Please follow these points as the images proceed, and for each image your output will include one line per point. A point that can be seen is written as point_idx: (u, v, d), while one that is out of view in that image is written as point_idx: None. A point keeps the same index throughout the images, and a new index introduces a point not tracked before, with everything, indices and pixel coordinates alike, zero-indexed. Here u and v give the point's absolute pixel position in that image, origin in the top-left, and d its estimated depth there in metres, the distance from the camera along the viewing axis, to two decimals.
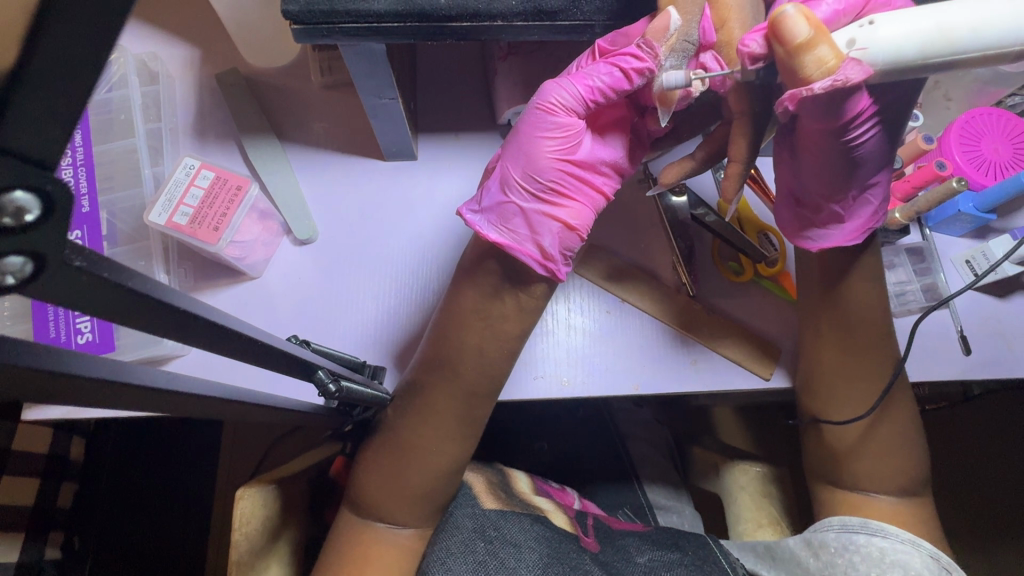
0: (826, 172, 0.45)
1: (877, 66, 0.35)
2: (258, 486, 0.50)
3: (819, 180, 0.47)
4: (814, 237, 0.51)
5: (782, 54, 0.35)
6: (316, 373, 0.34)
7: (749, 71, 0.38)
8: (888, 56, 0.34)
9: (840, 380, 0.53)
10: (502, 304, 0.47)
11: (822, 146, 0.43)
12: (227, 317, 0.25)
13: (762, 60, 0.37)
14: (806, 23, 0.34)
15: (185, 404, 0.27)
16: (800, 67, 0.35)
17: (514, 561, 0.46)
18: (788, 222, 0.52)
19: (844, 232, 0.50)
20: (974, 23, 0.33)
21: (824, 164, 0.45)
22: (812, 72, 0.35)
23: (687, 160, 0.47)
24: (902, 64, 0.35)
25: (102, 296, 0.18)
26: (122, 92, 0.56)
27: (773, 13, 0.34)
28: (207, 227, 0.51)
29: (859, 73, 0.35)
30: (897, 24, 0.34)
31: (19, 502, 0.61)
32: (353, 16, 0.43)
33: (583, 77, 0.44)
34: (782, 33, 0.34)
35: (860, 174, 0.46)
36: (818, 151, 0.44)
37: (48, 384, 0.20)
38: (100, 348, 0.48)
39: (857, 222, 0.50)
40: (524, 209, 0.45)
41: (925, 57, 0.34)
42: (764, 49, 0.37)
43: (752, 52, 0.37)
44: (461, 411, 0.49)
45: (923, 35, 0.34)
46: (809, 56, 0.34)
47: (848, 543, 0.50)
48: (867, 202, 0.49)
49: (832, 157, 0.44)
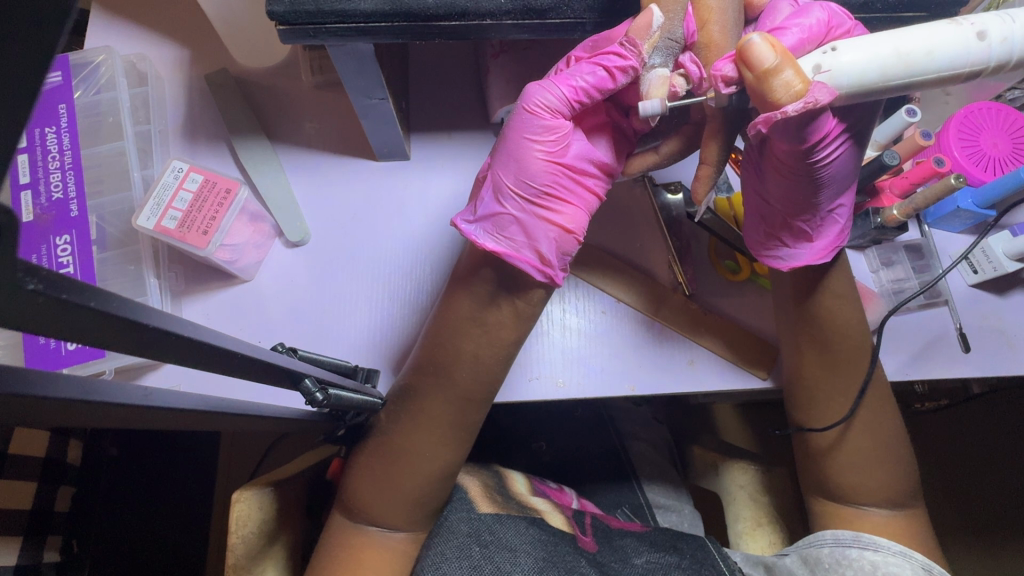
0: (794, 191, 0.45)
1: (843, 89, 0.35)
2: (254, 488, 0.49)
3: (786, 198, 0.46)
4: (784, 256, 0.51)
5: (751, 80, 0.34)
6: (303, 381, 0.33)
7: (723, 94, 0.38)
8: (852, 80, 0.34)
9: (833, 385, 0.53)
10: (499, 310, 0.46)
11: (790, 165, 0.43)
12: (200, 328, 0.24)
13: (736, 83, 0.37)
14: (772, 51, 0.33)
15: (161, 420, 0.27)
16: (768, 92, 0.34)
17: (509, 565, 0.46)
18: (756, 241, 0.52)
19: (814, 251, 0.50)
20: (929, 46, 0.33)
21: (793, 184, 0.45)
22: (781, 96, 0.34)
23: (652, 152, 0.48)
24: (866, 87, 0.35)
25: (60, 317, 0.17)
26: (110, 94, 0.56)
27: (739, 41, 0.34)
28: (195, 231, 0.50)
29: (827, 94, 0.34)
30: (860, 48, 0.34)
31: (18, 506, 0.60)
32: (339, 16, 0.42)
33: (566, 78, 0.43)
34: (748, 61, 0.34)
35: (828, 193, 0.46)
36: (787, 170, 0.44)
37: (17, 406, 0.20)
38: (92, 353, 0.47)
39: (825, 241, 0.50)
40: (520, 217, 0.44)
41: (888, 79, 0.34)
42: (736, 73, 0.37)
43: (724, 76, 0.37)
44: (456, 417, 0.48)
45: (885, 60, 0.34)
46: (776, 81, 0.34)
47: (843, 559, 0.50)
48: (834, 219, 0.49)
49: (800, 176, 0.44)
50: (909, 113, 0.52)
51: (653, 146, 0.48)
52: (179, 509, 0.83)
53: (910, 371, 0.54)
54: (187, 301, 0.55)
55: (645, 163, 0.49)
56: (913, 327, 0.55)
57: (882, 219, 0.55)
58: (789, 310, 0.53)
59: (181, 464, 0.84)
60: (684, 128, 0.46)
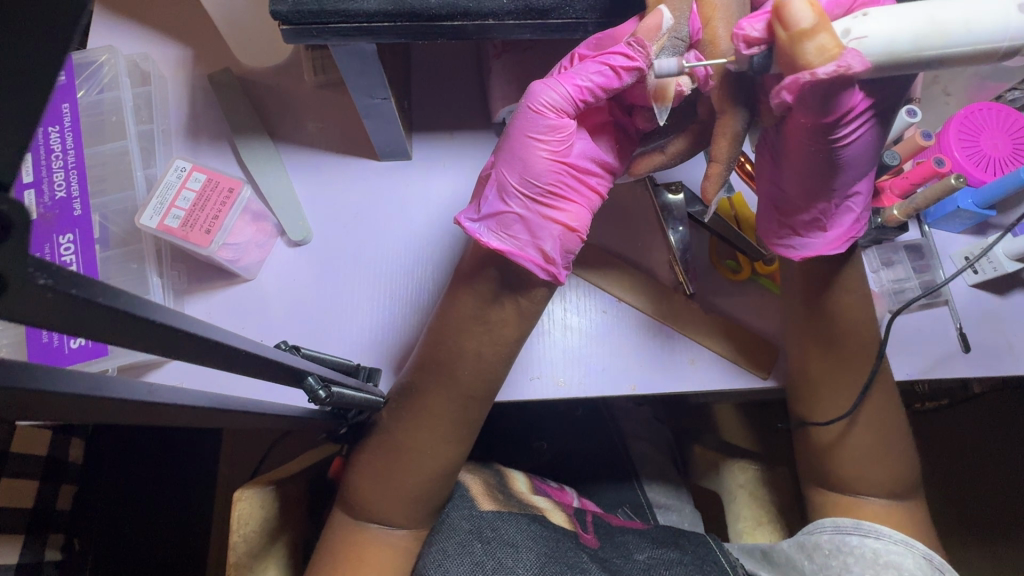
0: (811, 176, 0.45)
1: (873, 58, 0.34)
2: (255, 487, 0.49)
3: (800, 185, 0.47)
4: (795, 245, 0.51)
5: (785, 40, 0.35)
6: (306, 379, 0.34)
7: (744, 55, 0.38)
8: (885, 49, 0.33)
9: (833, 383, 0.53)
10: (501, 308, 0.47)
11: (809, 145, 0.43)
12: (205, 325, 0.24)
13: (761, 45, 0.37)
14: (810, 10, 0.34)
15: (166, 417, 0.27)
16: (801, 53, 0.35)
17: (511, 561, 0.46)
18: (768, 230, 0.52)
19: (826, 241, 0.50)
20: (965, 18, 0.32)
21: (810, 169, 0.45)
22: (814, 58, 0.34)
23: (657, 154, 0.47)
24: (897, 58, 0.34)
25: (68, 311, 0.17)
26: (113, 94, 0.56)
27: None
28: (199, 230, 0.51)
29: (859, 62, 0.34)
30: (894, 16, 0.33)
31: (20, 503, 0.60)
32: (342, 16, 0.42)
33: (571, 77, 0.43)
34: (783, 19, 0.34)
35: (842, 179, 0.46)
36: (805, 152, 0.44)
37: (24, 401, 0.20)
38: (94, 351, 0.48)
39: (839, 231, 0.50)
40: (524, 216, 0.44)
41: (921, 51, 0.33)
42: (763, 33, 0.37)
43: (747, 36, 0.37)
44: (458, 415, 0.48)
45: (919, 30, 0.33)
46: (808, 43, 0.34)
47: (843, 546, 0.50)
48: (849, 211, 0.49)
49: (819, 158, 0.44)
50: (909, 114, 0.52)
51: (660, 146, 0.48)
52: (180, 509, 0.82)
53: (910, 370, 0.55)
54: (189, 300, 0.55)
55: (652, 163, 0.48)
56: (913, 328, 0.55)
57: (882, 219, 0.55)
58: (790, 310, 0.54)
59: (182, 463, 0.84)
60: (690, 127, 0.46)
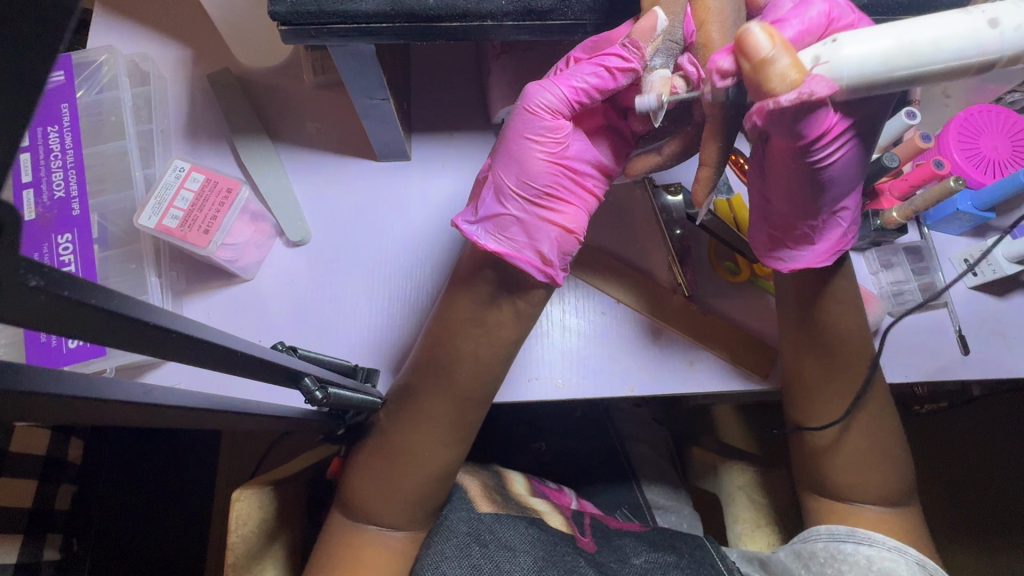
0: (795, 191, 0.45)
1: (843, 82, 0.33)
2: (253, 487, 0.49)
3: (787, 200, 0.47)
4: (785, 258, 0.51)
5: (748, 70, 0.34)
6: (303, 380, 0.34)
7: (720, 87, 0.37)
8: (853, 73, 0.33)
9: (833, 386, 0.53)
10: (499, 311, 0.47)
11: (790, 162, 0.43)
12: (199, 326, 0.24)
13: (732, 76, 0.37)
14: (769, 39, 0.33)
15: (159, 419, 0.27)
16: (764, 82, 0.34)
17: (509, 564, 0.46)
18: (759, 244, 0.52)
19: (815, 254, 0.50)
20: (937, 36, 0.32)
21: (793, 184, 0.45)
22: (776, 85, 0.33)
23: (653, 155, 0.47)
24: (869, 80, 0.33)
25: (62, 314, 0.17)
26: (113, 93, 0.56)
27: (738, 29, 0.34)
28: (197, 230, 0.51)
29: (824, 88, 0.33)
30: (859, 40, 0.32)
31: (18, 503, 0.60)
32: (341, 17, 0.42)
33: (567, 78, 0.43)
34: (745, 50, 0.34)
35: (827, 195, 0.46)
36: (787, 169, 0.44)
37: (19, 404, 0.20)
38: (92, 351, 0.48)
39: (827, 244, 0.50)
40: (522, 217, 0.44)
41: (891, 72, 0.33)
42: (732, 65, 0.36)
43: (721, 68, 0.36)
44: (455, 417, 0.48)
45: (887, 52, 0.32)
46: (772, 70, 0.33)
47: (837, 553, 0.50)
48: (837, 224, 0.49)
49: (800, 175, 0.44)
50: (909, 116, 0.52)
51: (656, 147, 0.48)
52: (181, 508, 0.83)
53: (909, 373, 0.54)
54: (188, 299, 0.55)
55: (648, 165, 0.48)
56: (912, 331, 0.55)
57: (881, 221, 0.55)
58: (788, 313, 0.54)
59: (181, 462, 0.84)
60: (684, 130, 0.45)
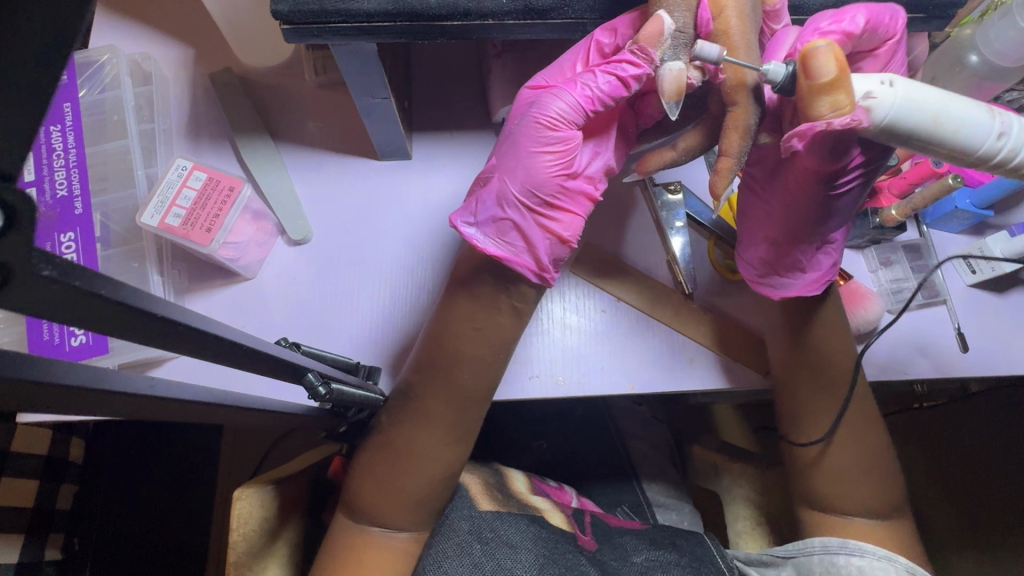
0: (800, 216, 0.47)
1: (878, 124, 0.36)
2: (255, 486, 0.49)
3: (787, 225, 0.48)
4: (776, 284, 0.52)
5: (805, 87, 0.35)
6: (306, 375, 0.34)
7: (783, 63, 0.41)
8: (889, 121, 0.35)
9: (823, 388, 0.53)
10: (502, 312, 0.47)
11: (805, 185, 0.45)
12: (203, 318, 0.24)
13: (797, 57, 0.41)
14: (833, 63, 0.34)
15: (166, 413, 0.27)
16: (813, 106, 0.36)
17: (510, 561, 0.47)
18: (748, 265, 0.53)
19: (806, 282, 0.51)
20: (960, 121, 0.35)
21: (801, 208, 0.47)
22: (826, 111, 0.35)
23: (669, 152, 0.46)
24: (896, 131, 0.36)
25: (74, 305, 0.18)
26: (115, 93, 0.56)
27: (806, 46, 0.34)
28: (200, 228, 0.51)
29: (864, 127, 0.35)
30: (912, 93, 0.35)
31: (20, 504, 0.60)
32: (343, 16, 0.42)
33: (580, 87, 0.44)
34: (809, 66, 0.35)
35: (830, 224, 0.48)
36: (798, 190, 0.46)
37: (29, 394, 0.20)
38: (95, 349, 0.48)
39: (817, 274, 0.51)
40: (522, 224, 0.45)
41: (914, 133, 0.36)
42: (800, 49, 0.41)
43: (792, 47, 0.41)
44: (458, 415, 0.49)
45: (922, 114, 0.35)
46: (825, 98, 0.35)
47: (831, 566, 0.51)
48: (827, 254, 0.51)
49: (812, 199, 0.46)
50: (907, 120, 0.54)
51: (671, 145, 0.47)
52: (180, 510, 0.83)
53: (909, 372, 0.55)
54: (192, 298, 0.56)
55: (663, 161, 0.46)
56: (913, 329, 0.55)
57: (881, 219, 0.55)
58: (789, 311, 0.54)
59: (180, 463, 0.84)
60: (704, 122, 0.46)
